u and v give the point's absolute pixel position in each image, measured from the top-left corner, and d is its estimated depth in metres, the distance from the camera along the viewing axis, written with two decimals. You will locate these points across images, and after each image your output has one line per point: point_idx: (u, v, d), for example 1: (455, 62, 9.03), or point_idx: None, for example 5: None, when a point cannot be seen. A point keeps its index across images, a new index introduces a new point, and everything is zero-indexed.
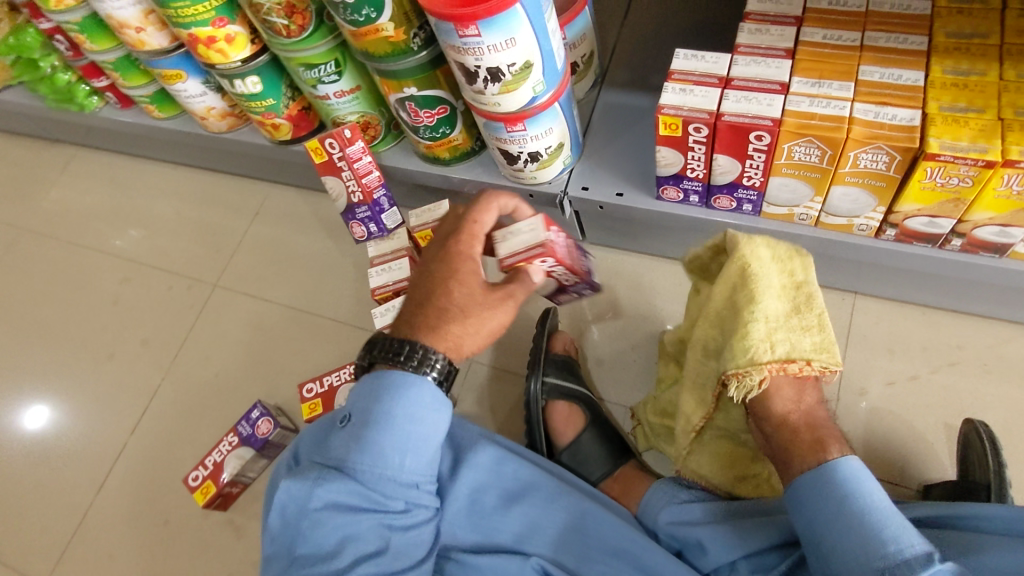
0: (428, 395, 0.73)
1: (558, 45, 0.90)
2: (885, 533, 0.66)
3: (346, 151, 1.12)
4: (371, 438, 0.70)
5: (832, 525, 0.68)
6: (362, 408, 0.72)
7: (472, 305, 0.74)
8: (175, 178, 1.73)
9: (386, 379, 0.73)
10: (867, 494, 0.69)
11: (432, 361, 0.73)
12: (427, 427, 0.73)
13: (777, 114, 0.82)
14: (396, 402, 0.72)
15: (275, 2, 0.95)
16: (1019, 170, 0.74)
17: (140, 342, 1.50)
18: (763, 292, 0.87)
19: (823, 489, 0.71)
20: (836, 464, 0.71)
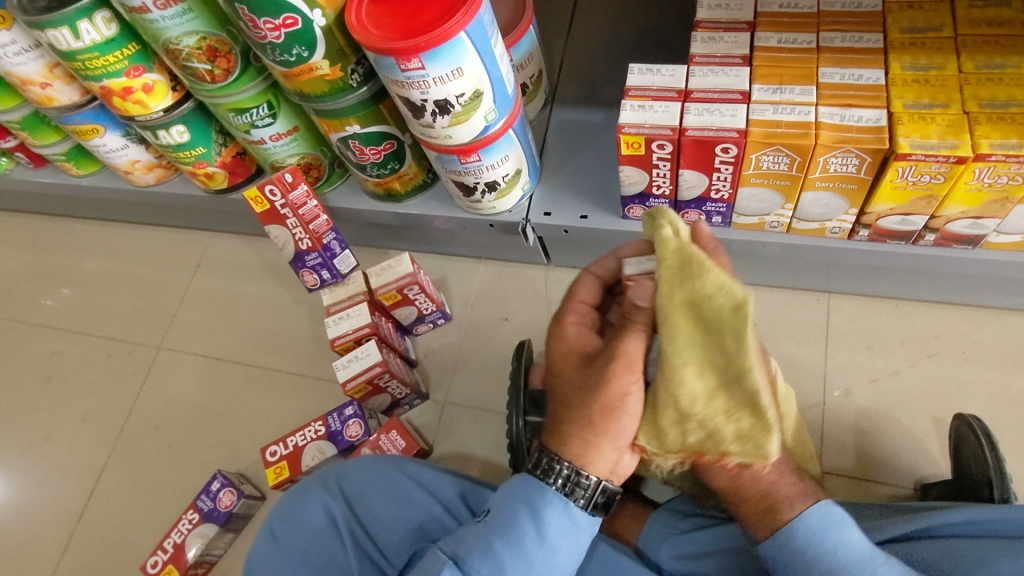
0: (565, 518, 0.66)
1: (507, 70, 0.85)
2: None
3: (289, 198, 1.04)
4: (501, 552, 0.65)
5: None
6: (499, 515, 0.67)
7: (577, 392, 0.64)
8: (104, 235, 1.61)
9: (530, 492, 0.66)
10: (833, 551, 0.65)
11: (581, 479, 0.65)
12: (557, 553, 0.66)
13: (742, 125, 0.79)
14: (533, 518, 0.65)
15: (195, 46, 0.87)
16: (989, 164, 0.72)
17: (80, 417, 1.38)
18: (676, 369, 0.60)
19: (790, 557, 0.66)
20: (792, 528, 0.66)
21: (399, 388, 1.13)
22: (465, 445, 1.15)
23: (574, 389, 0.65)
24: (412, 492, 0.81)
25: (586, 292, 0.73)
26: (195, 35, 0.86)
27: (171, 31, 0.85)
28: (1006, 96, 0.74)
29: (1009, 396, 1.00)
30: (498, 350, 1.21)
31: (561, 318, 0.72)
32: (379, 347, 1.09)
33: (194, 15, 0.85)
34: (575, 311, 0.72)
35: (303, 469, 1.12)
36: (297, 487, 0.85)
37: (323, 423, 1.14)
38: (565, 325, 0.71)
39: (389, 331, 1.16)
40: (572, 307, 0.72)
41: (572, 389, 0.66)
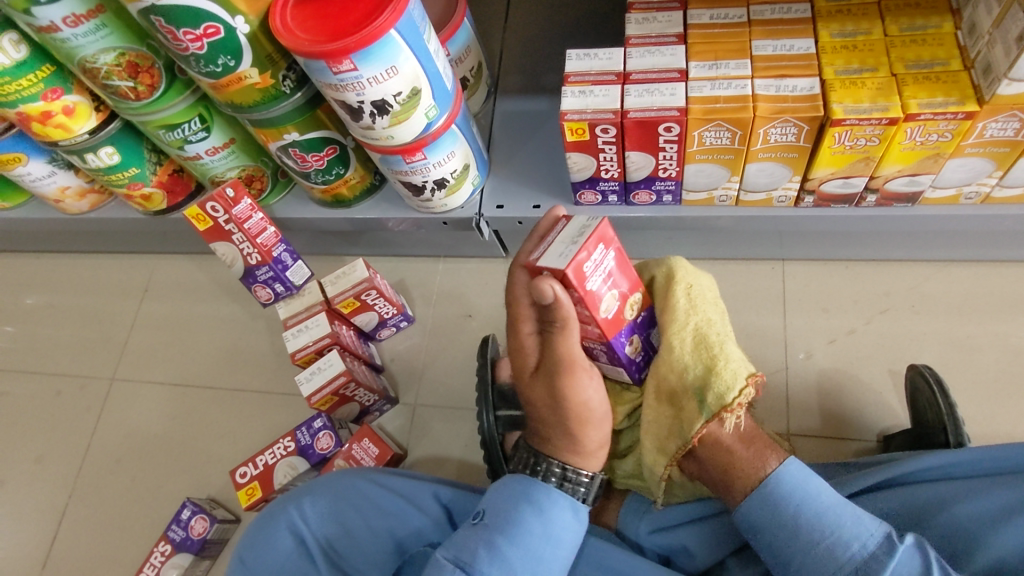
0: (568, 513, 0.68)
1: (443, 66, 0.83)
2: (844, 531, 0.63)
3: (233, 213, 1.01)
4: (507, 552, 0.64)
5: (795, 540, 0.65)
6: (499, 516, 0.67)
7: (550, 405, 0.72)
8: (41, 267, 1.54)
9: (528, 489, 0.68)
10: (816, 496, 0.66)
11: (575, 475, 0.71)
12: (561, 548, 0.67)
13: (682, 103, 0.79)
14: (535, 516, 0.67)
15: (113, 64, 0.83)
16: (920, 122, 0.74)
17: (34, 460, 1.32)
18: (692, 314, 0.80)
19: (775, 507, 0.67)
20: (776, 477, 0.68)
21: (367, 395, 1.11)
22: (438, 446, 1.14)
23: (542, 404, 0.73)
24: (383, 501, 0.80)
25: (520, 292, 0.70)
26: (112, 52, 0.82)
27: (86, 49, 0.81)
28: (931, 56, 0.76)
29: (958, 343, 1.03)
30: (464, 348, 1.20)
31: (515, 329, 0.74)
32: (342, 356, 1.07)
33: (109, 30, 0.81)
34: (527, 320, 0.73)
35: (276, 487, 1.10)
36: (264, 510, 0.82)
37: (292, 438, 1.12)
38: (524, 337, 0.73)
39: (350, 339, 1.13)
40: (522, 317, 0.72)
41: (544, 405, 0.73)
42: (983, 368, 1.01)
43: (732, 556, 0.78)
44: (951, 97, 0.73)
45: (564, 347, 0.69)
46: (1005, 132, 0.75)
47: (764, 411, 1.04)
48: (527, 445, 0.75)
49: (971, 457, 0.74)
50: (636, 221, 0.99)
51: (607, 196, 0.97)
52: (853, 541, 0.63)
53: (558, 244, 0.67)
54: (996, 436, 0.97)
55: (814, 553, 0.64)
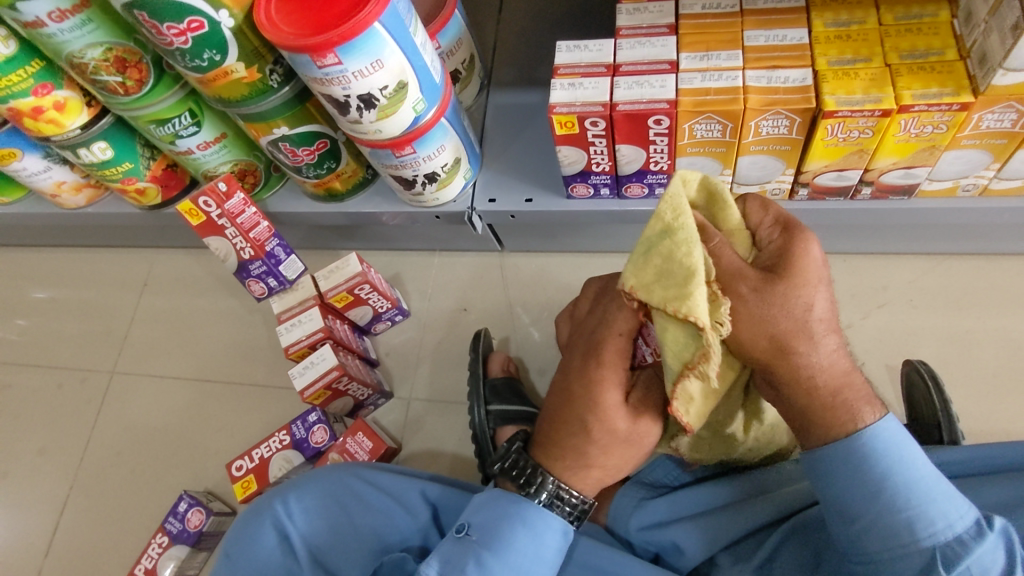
0: (556, 538, 0.69)
1: (431, 59, 0.83)
2: (934, 507, 0.56)
3: (225, 208, 1.01)
4: (492, 568, 0.65)
5: (874, 502, 0.57)
6: (488, 532, 0.67)
7: (626, 447, 0.67)
8: (43, 261, 1.55)
9: (521, 510, 0.68)
10: (911, 464, 0.58)
11: (566, 496, 0.70)
12: (546, 569, 0.68)
13: (672, 95, 0.78)
14: (525, 536, 0.67)
15: (101, 59, 0.83)
16: (914, 114, 0.73)
17: (36, 452, 1.33)
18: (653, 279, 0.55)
19: (863, 462, 0.58)
20: (876, 432, 0.58)
21: (360, 390, 1.12)
22: (433, 441, 1.14)
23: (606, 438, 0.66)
24: (371, 498, 0.81)
25: (620, 320, 0.64)
26: (99, 47, 0.82)
27: (73, 44, 0.81)
28: (926, 45, 0.75)
29: (956, 338, 1.02)
30: (459, 342, 1.20)
31: (604, 359, 0.64)
32: (335, 351, 1.07)
33: (95, 25, 0.81)
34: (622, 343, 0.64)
35: (272, 480, 1.10)
36: (251, 505, 0.83)
37: (287, 432, 1.12)
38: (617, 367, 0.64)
39: (344, 334, 1.13)
40: (615, 338, 0.64)
41: (615, 437, 0.66)
42: (982, 364, 1.00)
43: (722, 552, 0.77)
44: (946, 87, 0.72)
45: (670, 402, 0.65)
46: (1002, 123, 0.74)
47: None
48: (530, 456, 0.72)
49: (965, 456, 0.73)
50: (628, 214, 0.98)
51: (599, 189, 0.96)
52: (940, 520, 0.56)
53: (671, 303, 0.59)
54: (993, 432, 0.95)
55: (892, 521, 0.57)
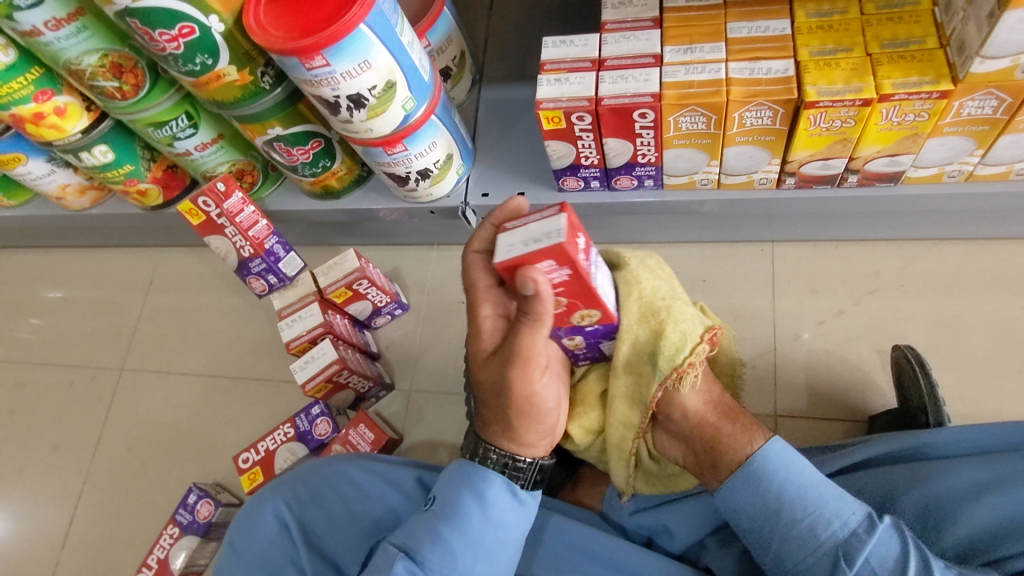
0: (509, 497, 0.70)
1: (419, 57, 0.84)
2: (827, 510, 0.64)
3: (224, 208, 1.03)
4: (449, 538, 0.67)
5: (777, 517, 0.66)
6: (445, 503, 0.69)
7: (498, 396, 0.70)
8: (52, 261, 1.58)
9: (471, 477, 0.70)
10: (798, 475, 0.66)
11: (518, 460, 0.73)
12: (507, 529, 0.70)
13: (656, 89, 0.79)
14: (476, 503, 0.69)
15: (97, 65, 0.85)
16: (895, 103, 0.73)
17: (50, 447, 1.37)
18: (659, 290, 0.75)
19: (758, 487, 0.67)
20: (762, 455, 0.67)
21: (362, 382, 1.14)
22: (433, 432, 1.16)
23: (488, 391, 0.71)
24: (368, 485, 0.83)
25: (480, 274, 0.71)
26: (96, 53, 0.84)
27: (70, 51, 0.83)
28: (907, 34, 0.75)
29: (947, 322, 1.03)
30: (457, 335, 1.22)
31: (474, 311, 0.72)
32: (335, 345, 1.09)
33: (91, 32, 0.82)
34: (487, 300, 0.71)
35: (277, 472, 1.13)
36: (253, 496, 0.85)
37: (291, 425, 1.15)
38: (482, 319, 0.71)
39: (345, 328, 1.15)
40: (483, 294, 0.71)
41: (491, 387, 0.71)
42: (973, 348, 1.01)
43: (711, 536, 0.79)
44: (925, 76, 0.72)
45: (531, 339, 0.65)
46: (983, 110, 0.74)
47: (751, 392, 1.05)
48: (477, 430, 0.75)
49: (948, 438, 0.74)
50: (619, 206, 1.00)
51: (589, 182, 0.97)
52: (834, 521, 0.64)
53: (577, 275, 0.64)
54: (984, 415, 0.96)
55: (795, 531, 0.65)
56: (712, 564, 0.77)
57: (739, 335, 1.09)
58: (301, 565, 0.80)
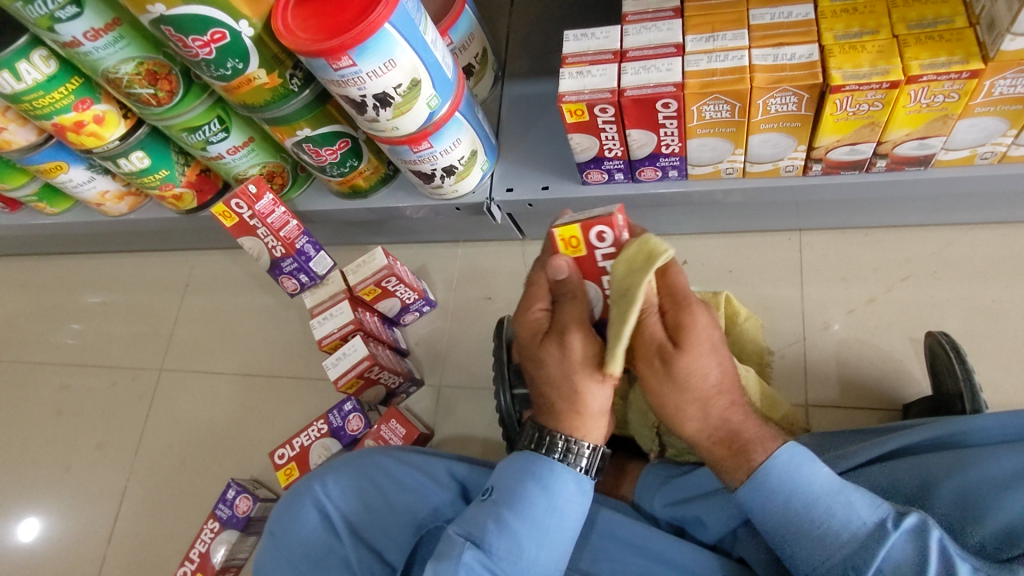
0: (572, 487, 0.71)
1: (442, 55, 0.85)
2: (836, 521, 0.63)
3: (255, 209, 1.06)
4: (513, 524, 0.69)
5: (787, 528, 0.65)
6: (507, 491, 0.71)
7: (557, 371, 0.69)
8: (93, 266, 1.64)
9: (533, 465, 0.71)
10: (808, 486, 0.64)
11: (579, 447, 0.71)
12: (566, 518, 0.70)
13: (678, 78, 0.79)
14: (539, 490, 0.70)
15: (133, 73, 0.87)
16: (923, 84, 0.72)
17: (95, 445, 1.42)
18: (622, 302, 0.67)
19: (764, 500, 0.66)
20: (764, 471, 0.65)
21: (392, 378, 1.16)
22: (463, 426, 1.18)
23: (550, 370, 0.69)
24: (403, 476, 0.85)
25: (538, 276, 0.73)
26: (131, 62, 0.86)
27: (107, 60, 0.85)
28: (935, 14, 0.74)
29: (982, 309, 1.01)
30: (484, 330, 1.23)
31: (526, 305, 0.73)
32: (366, 341, 1.11)
33: (127, 41, 0.85)
34: (543, 295, 0.73)
35: (313, 467, 1.16)
36: (289, 491, 0.87)
37: (325, 421, 1.17)
38: (533, 312, 0.72)
39: (374, 325, 1.17)
40: (538, 293, 0.73)
41: (547, 369, 0.70)
42: (1009, 333, 0.99)
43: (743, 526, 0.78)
44: (954, 55, 0.71)
45: (574, 311, 0.69)
46: (1015, 89, 0.73)
47: (781, 382, 1.04)
48: (534, 420, 0.74)
49: (986, 423, 0.74)
50: (644, 197, 1.00)
51: (613, 174, 0.97)
52: (845, 531, 0.62)
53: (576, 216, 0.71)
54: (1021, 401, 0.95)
55: (807, 543, 0.64)
56: (744, 555, 0.77)
57: (768, 325, 1.08)
58: (345, 556, 0.81)
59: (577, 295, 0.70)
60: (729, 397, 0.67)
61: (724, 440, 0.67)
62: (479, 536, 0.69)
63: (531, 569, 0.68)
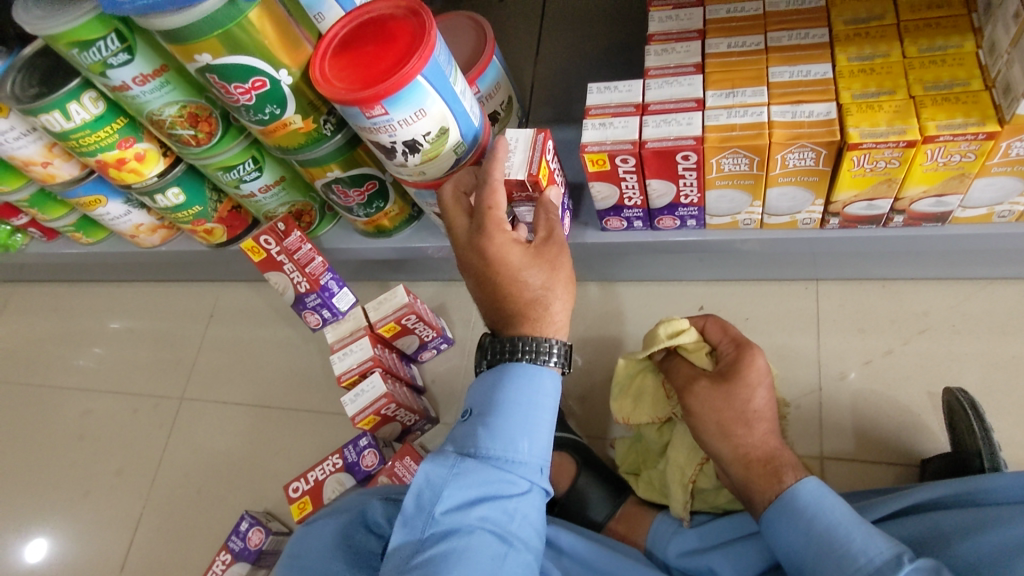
0: (550, 383, 0.75)
1: (470, 104, 0.88)
2: (853, 545, 0.66)
3: (284, 245, 1.10)
4: (503, 426, 0.72)
5: (808, 550, 0.69)
6: (487, 400, 0.75)
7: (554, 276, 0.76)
8: (122, 294, 1.68)
9: (508, 370, 0.75)
10: (830, 510, 0.69)
11: (547, 346, 0.75)
12: (549, 412, 0.75)
13: (698, 131, 0.81)
14: (520, 389, 0.74)
15: (176, 115, 0.92)
16: (940, 144, 0.74)
17: (113, 472, 1.44)
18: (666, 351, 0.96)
19: (789, 521, 0.72)
20: (793, 491, 0.73)
21: (407, 416, 1.17)
22: None
23: (547, 276, 0.76)
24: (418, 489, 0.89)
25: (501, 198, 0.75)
26: (175, 105, 0.91)
27: (153, 103, 0.89)
28: (950, 77, 0.76)
29: (1001, 365, 1.01)
30: None
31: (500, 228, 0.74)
32: (384, 378, 1.12)
33: (172, 86, 0.89)
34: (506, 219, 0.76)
35: (326, 502, 1.16)
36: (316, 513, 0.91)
37: (340, 456, 1.19)
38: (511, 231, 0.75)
39: (393, 362, 1.19)
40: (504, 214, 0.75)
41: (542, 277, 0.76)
42: None
43: None
44: (970, 117, 0.73)
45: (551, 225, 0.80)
46: None
47: (797, 432, 1.04)
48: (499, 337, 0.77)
49: (1009, 483, 0.72)
50: (661, 245, 1.02)
51: (632, 222, 1.00)
52: (861, 556, 0.65)
53: (518, 156, 0.85)
54: None
55: (824, 562, 0.67)
56: None
57: (784, 374, 1.08)
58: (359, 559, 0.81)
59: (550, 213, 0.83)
60: (767, 425, 0.83)
61: (763, 459, 0.79)
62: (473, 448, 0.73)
63: (530, 463, 0.72)
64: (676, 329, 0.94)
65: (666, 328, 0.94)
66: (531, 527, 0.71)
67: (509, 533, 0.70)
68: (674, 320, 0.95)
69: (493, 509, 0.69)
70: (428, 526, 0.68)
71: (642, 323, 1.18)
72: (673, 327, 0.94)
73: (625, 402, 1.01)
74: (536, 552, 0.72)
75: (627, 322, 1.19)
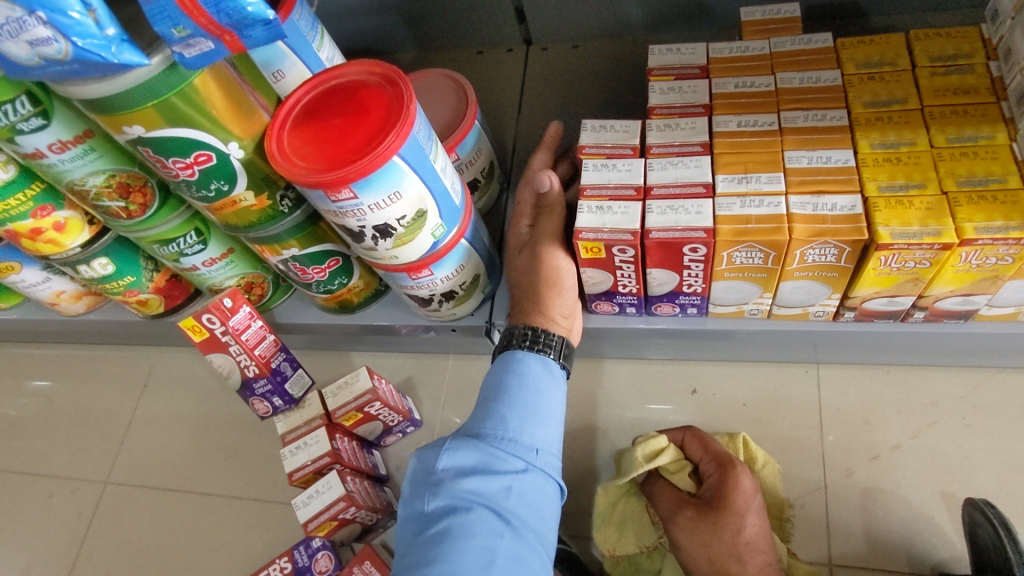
0: (541, 368, 0.77)
1: (451, 182, 0.77)
2: None
3: (230, 324, 0.95)
4: (494, 406, 0.73)
5: None
6: (484, 388, 0.77)
7: (528, 272, 0.82)
8: (41, 357, 1.49)
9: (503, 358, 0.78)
10: None
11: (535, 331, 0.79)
12: (541, 395, 0.75)
13: (710, 223, 0.72)
14: (510, 373, 0.76)
15: (103, 185, 0.78)
16: (976, 247, 0.67)
17: (20, 570, 1.24)
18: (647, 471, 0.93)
19: None
20: None
21: (367, 514, 1.03)
22: None
23: (525, 271, 0.83)
24: None
25: (525, 193, 0.88)
26: (102, 174, 0.77)
27: (74, 172, 0.76)
28: (984, 171, 0.70)
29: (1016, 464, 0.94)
30: None
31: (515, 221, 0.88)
32: (343, 476, 0.99)
33: (99, 153, 0.76)
34: (526, 213, 0.87)
35: None
36: None
37: (289, 559, 1.02)
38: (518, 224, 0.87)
39: (352, 452, 1.05)
40: (522, 209, 0.87)
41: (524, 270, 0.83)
42: None
43: None
44: (1011, 220, 0.66)
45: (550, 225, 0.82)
46: None
47: (801, 537, 0.94)
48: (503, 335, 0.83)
49: None
50: (657, 331, 0.93)
51: (625, 308, 0.90)
52: None
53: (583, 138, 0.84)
54: None
55: None
56: None
57: (787, 469, 0.99)
58: None
59: (556, 209, 0.82)
60: (763, 558, 0.82)
61: None
62: (468, 433, 0.72)
63: (521, 441, 0.71)
64: (654, 447, 0.91)
65: (642, 449, 0.91)
66: (530, 506, 0.68)
67: (507, 509, 0.66)
68: (648, 437, 0.92)
69: (485, 481, 0.67)
70: (425, 504, 0.67)
71: (630, 408, 1.08)
72: (649, 445, 0.91)
73: (608, 531, 0.94)
74: (538, 534, 0.67)
75: (614, 406, 1.08)
